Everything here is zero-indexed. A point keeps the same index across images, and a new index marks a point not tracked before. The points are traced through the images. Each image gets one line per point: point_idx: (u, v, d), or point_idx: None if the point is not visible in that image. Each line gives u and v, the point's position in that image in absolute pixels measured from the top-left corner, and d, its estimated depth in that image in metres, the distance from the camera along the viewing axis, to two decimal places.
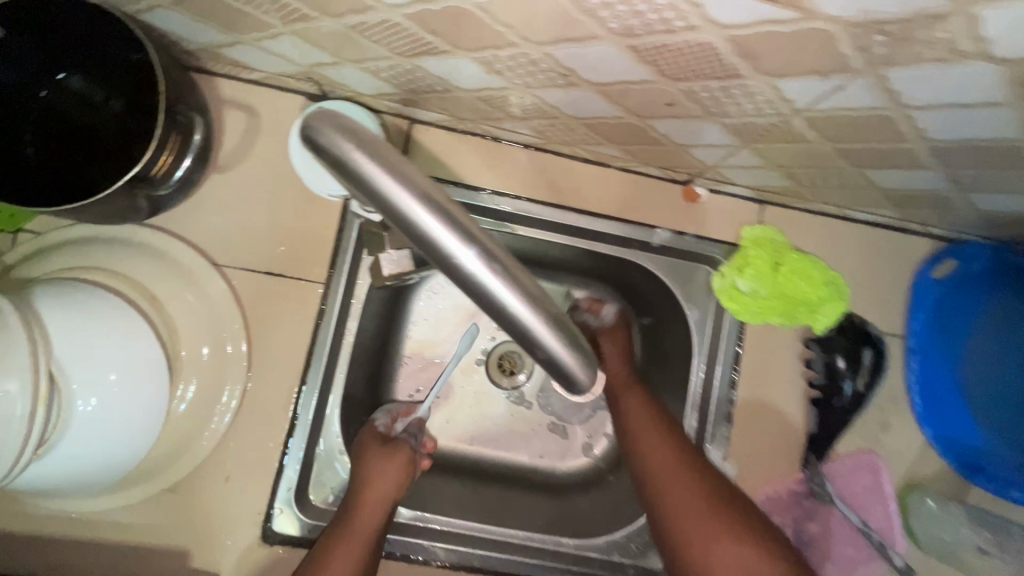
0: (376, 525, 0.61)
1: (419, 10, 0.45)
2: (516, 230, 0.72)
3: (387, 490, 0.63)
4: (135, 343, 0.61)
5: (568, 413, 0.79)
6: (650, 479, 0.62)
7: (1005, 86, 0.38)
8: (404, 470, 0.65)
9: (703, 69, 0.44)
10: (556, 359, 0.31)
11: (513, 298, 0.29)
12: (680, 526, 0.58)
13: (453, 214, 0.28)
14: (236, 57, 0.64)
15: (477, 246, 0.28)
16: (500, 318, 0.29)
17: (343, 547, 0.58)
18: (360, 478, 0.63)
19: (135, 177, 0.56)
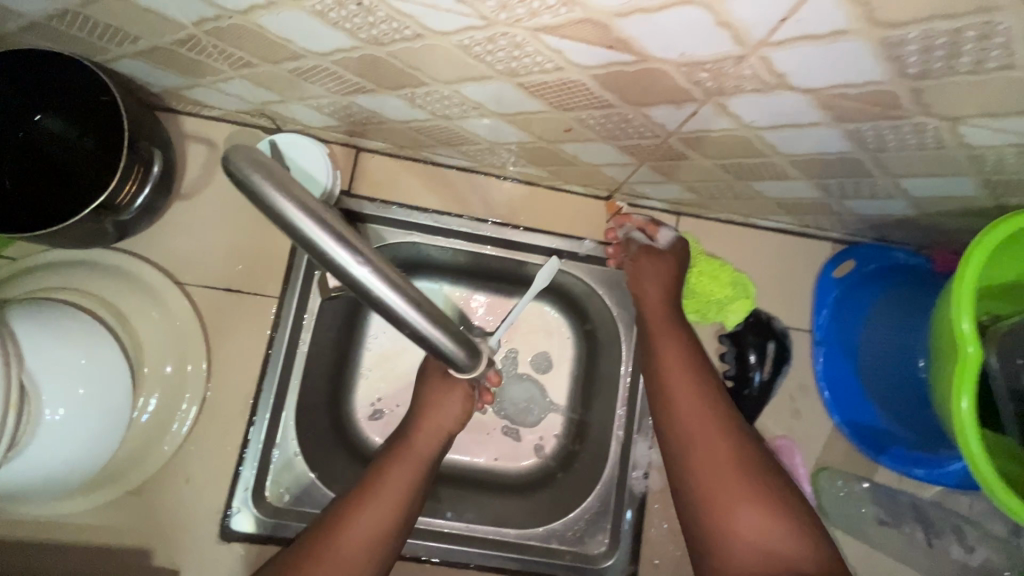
0: (434, 452, 0.64)
1: (342, 57, 0.53)
2: (456, 245, 0.80)
3: (447, 420, 0.66)
4: (101, 356, 0.67)
5: (521, 417, 0.84)
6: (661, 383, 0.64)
7: (816, 109, 0.47)
8: (467, 407, 0.67)
9: (582, 101, 0.53)
10: (436, 345, 0.40)
11: (396, 299, 0.36)
12: (691, 426, 0.60)
13: (344, 235, 0.34)
14: (196, 98, 0.72)
15: (367, 263, 0.35)
16: (388, 316, 0.37)
17: (400, 466, 0.61)
18: (428, 400, 0.66)
19: (102, 205, 0.63)
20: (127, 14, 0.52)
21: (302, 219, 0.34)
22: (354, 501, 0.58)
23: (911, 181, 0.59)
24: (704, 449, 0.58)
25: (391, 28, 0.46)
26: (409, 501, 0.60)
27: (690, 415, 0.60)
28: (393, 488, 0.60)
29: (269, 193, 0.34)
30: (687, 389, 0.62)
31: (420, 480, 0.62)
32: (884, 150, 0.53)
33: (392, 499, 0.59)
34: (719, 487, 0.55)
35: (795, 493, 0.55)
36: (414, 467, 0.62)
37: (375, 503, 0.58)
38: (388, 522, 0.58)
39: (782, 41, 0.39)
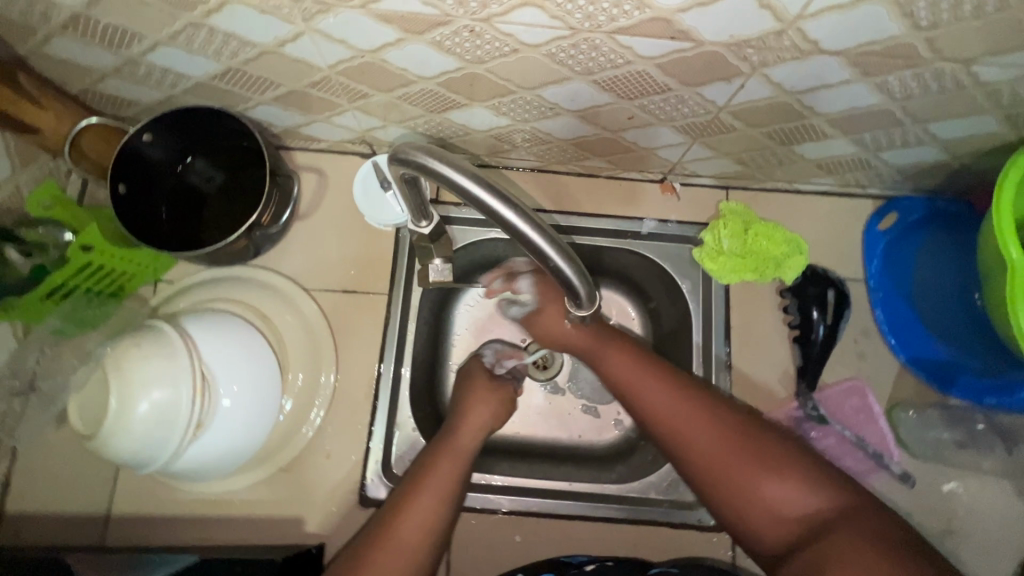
0: (474, 444, 0.74)
1: (447, 78, 0.66)
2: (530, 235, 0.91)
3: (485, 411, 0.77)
4: (256, 351, 0.79)
5: (597, 395, 0.90)
6: (630, 395, 0.70)
7: (847, 68, 0.57)
8: (492, 412, 0.78)
9: (646, 88, 0.64)
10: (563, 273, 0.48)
11: (535, 235, 0.45)
12: (678, 425, 0.66)
13: (496, 187, 0.45)
14: (309, 133, 0.86)
15: (511, 205, 0.45)
16: (528, 248, 0.46)
17: (443, 463, 0.71)
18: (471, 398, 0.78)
19: (252, 223, 0.77)
20: (280, 66, 0.67)
21: (464, 180, 0.45)
22: (406, 497, 0.68)
23: (938, 125, 0.68)
24: (709, 445, 0.64)
25: (493, 46, 0.59)
26: (453, 492, 0.70)
27: (669, 417, 0.66)
28: (439, 481, 0.69)
29: (438, 166, 0.46)
30: (659, 394, 0.68)
31: (461, 474, 0.71)
32: (911, 97, 0.62)
33: (438, 490, 0.69)
34: (738, 475, 0.62)
35: (795, 451, 0.63)
36: (455, 466, 0.71)
37: (423, 497, 0.68)
38: (437, 511, 0.68)
39: (815, 13, 0.49)
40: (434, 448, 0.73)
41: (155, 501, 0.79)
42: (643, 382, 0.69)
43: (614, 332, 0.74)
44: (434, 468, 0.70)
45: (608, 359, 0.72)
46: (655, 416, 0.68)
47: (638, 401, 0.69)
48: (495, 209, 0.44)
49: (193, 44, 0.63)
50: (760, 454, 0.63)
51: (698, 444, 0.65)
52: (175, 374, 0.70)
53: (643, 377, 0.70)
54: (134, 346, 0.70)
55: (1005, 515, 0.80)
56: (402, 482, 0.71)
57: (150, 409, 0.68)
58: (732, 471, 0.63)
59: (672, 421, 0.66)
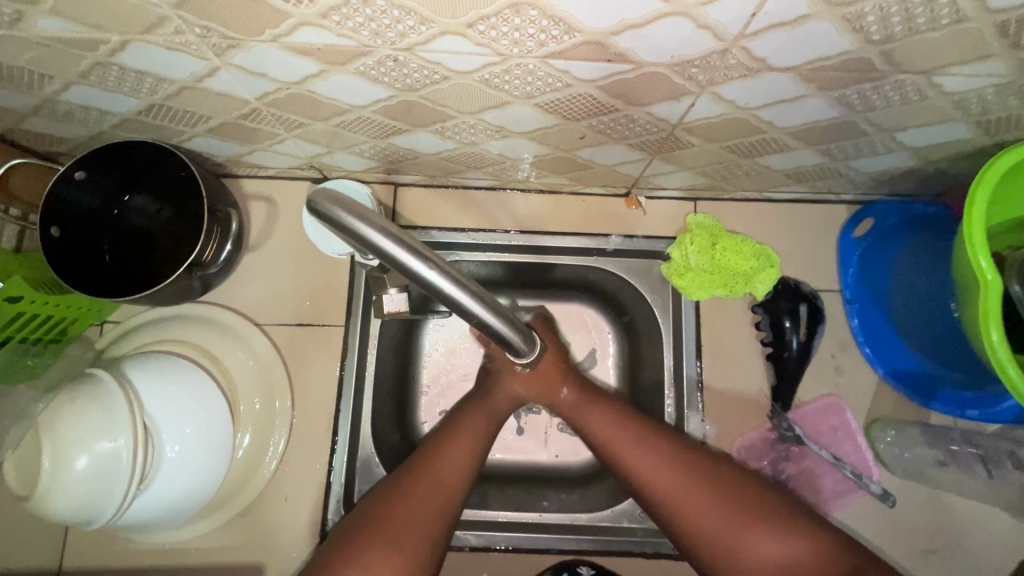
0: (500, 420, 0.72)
1: (381, 106, 0.62)
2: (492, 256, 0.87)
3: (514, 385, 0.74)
4: (204, 395, 0.76)
5: None
6: (612, 457, 0.68)
7: (801, 83, 0.53)
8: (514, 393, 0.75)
9: (592, 109, 0.60)
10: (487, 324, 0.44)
11: (451, 287, 0.41)
12: (670, 492, 0.64)
13: (408, 241, 0.41)
14: (254, 161, 0.82)
15: (423, 258, 0.41)
16: (446, 301, 0.42)
17: (462, 437, 0.69)
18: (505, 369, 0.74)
19: (191, 263, 0.73)
20: (205, 100, 0.63)
21: (376, 236, 0.41)
22: (422, 468, 0.66)
23: (907, 134, 0.64)
24: (697, 505, 0.63)
25: (422, 74, 0.55)
26: (472, 467, 0.67)
27: (658, 483, 0.65)
28: (457, 455, 0.67)
29: (347, 220, 0.41)
30: (643, 454, 0.67)
31: (483, 450, 0.69)
32: (874, 109, 0.58)
33: (458, 462, 0.67)
34: (730, 534, 0.61)
35: (784, 506, 0.62)
36: (473, 439, 0.69)
37: (444, 469, 0.66)
38: (455, 486, 0.66)
39: (758, 32, 0.45)
40: (454, 423, 0.70)
41: (109, 554, 0.76)
42: (625, 445, 0.68)
43: (597, 391, 0.73)
44: (454, 441, 0.68)
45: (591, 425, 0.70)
46: (651, 483, 0.65)
47: (628, 466, 0.67)
48: (406, 263, 0.40)
49: (107, 82, 0.59)
50: (748, 511, 0.61)
51: (698, 507, 0.62)
52: (113, 427, 0.67)
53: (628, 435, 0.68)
54: (70, 402, 0.67)
55: (987, 533, 0.77)
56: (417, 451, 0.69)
57: (88, 465, 0.65)
58: (723, 531, 0.61)
59: (658, 482, 0.65)
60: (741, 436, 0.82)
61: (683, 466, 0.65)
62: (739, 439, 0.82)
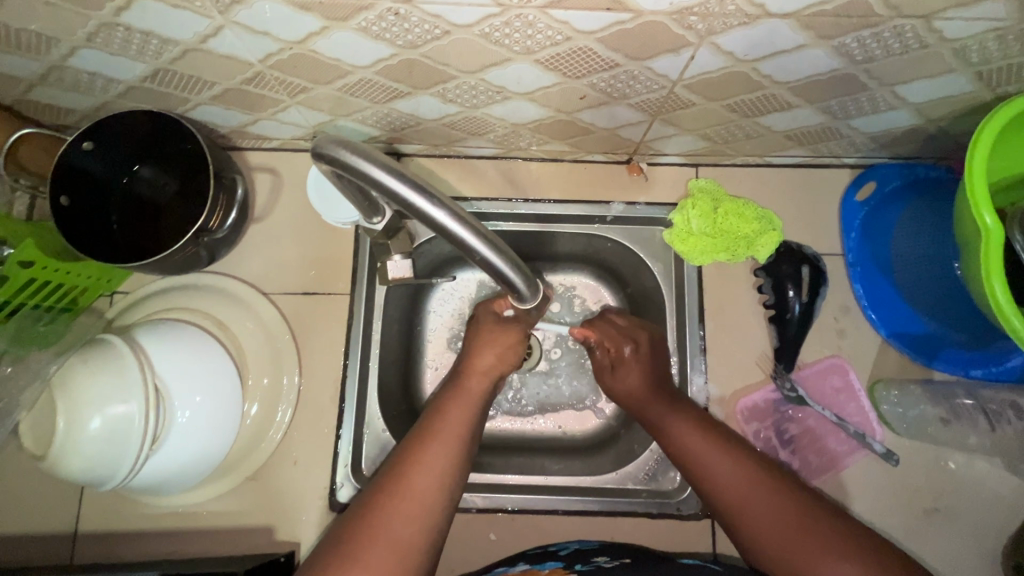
0: (477, 408, 0.72)
1: (382, 66, 0.63)
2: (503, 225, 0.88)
3: (477, 385, 0.74)
4: (214, 361, 0.77)
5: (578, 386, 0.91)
6: (685, 457, 0.70)
7: (800, 31, 0.53)
8: (481, 392, 0.74)
9: (592, 65, 0.60)
10: (495, 266, 0.46)
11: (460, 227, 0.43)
12: (740, 498, 0.66)
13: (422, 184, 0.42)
14: (259, 132, 0.83)
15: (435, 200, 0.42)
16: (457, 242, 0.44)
17: (439, 438, 0.67)
18: (467, 370, 0.75)
19: (198, 230, 0.74)
20: (209, 64, 0.64)
21: (388, 178, 0.42)
22: (400, 479, 0.64)
23: (908, 87, 0.64)
24: (769, 520, 0.63)
25: (424, 30, 0.55)
26: (453, 468, 0.65)
27: (732, 488, 0.66)
28: (436, 457, 0.65)
29: (357, 162, 0.42)
30: (722, 462, 0.68)
31: (463, 448, 0.67)
32: (874, 60, 0.58)
33: (435, 470, 0.64)
34: (797, 548, 0.61)
35: (848, 528, 0.62)
36: (452, 440, 0.67)
37: (419, 475, 0.64)
38: (437, 490, 0.64)
39: None
40: (430, 423, 0.69)
41: (122, 517, 0.78)
42: (703, 449, 0.69)
43: (679, 402, 0.75)
44: (430, 443, 0.66)
45: (669, 427, 0.73)
46: (727, 489, 0.67)
47: (696, 463, 0.69)
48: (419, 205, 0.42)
49: (113, 44, 0.60)
50: (820, 530, 0.61)
51: (770, 521, 0.63)
52: (125, 393, 0.68)
53: (713, 443, 0.70)
54: (82, 365, 0.68)
55: (991, 490, 0.78)
56: (395, 457, 0.67)
57: (102, 426, 0.66)
58: (791, 547, 0.61)
59: (736, 495, 0.66)
60: (744, 399, 0.82)
61: (754, 475, 0.67)
62: (742, 401, 0.82)
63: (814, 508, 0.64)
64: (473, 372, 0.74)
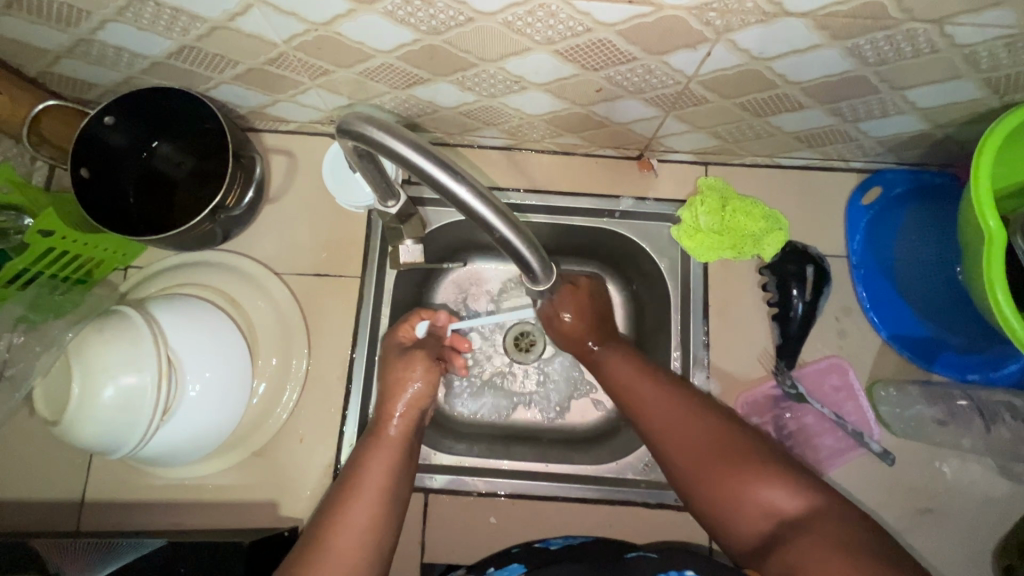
0: (402, 443, 0.71)
1: (405, 51, 0.64)
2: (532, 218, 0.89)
3: (396, 435, 0.72)
4: (225, 337, 0.79)
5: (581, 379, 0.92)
6: (619, 392, 0.73)
7: (815, 31, 0.55)
8: (402, 436, 0.72)
9: (610, 58, 0.62)
10: (508, 239, 0.47)
11: (468, 195, 0.44)
12: (662, 426, 0.68)
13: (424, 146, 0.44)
14: (277, 114, 0.84)
15: (443, 164, 0.44)
16: (470, 212, 0.45)
17: (359, 496, 0.65)
18: (384, 418, 0.73)
19: (215, 207, 0.75)
20: (234, 42, 0.65)
21: (400, 145, 0.44)
22: (321, 539, 0.62)
23: (917, 92, 0.65)
24: (689, 446, 0.65)
25: (448, 16, 0.57)
26: (376, 527, 0.64)
27: (654, 417, 0.69)
28: (356, 517, 0.64)
29: (378, 135, 0.44)
30: (649, 392, 0.70)
31: (383, 509, 0.66)
32: (885, 63, 0.60)
33: (357, 525, 0.63)
34: (710, 472, 0.63)
35: (760, 446, 0.64)
36: (370, 504, 0.65)
37: (343, 533, 0.63)
38: (359, 553, 0.62)
39: None
40: (348, 488, 0.66)
41: (128, 486, 0.79)
42: (636, 383, 0.71)
43: (615, 340, 0.77)
44: (346, 511, 0.64)
45: (604, 360, 0.75)
46: (650, 416, 0.69)
47: (633, 406, 0.71)
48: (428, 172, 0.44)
49: (142, 19, 0.62)
50: (730, 449, 0.63)
51: (688, 445, 0.65)
52: (138, 364, 0.69)
53: (643, 375, 0.72)
54: (97, 333, 0.69)
55: (984, 492, 0.79)
56: (309, 532, 0.64)
57: (115, 395, 0.68)
58: (705, 469, 0.63)
59: (660, 422, 0.68)
60: (745, 394, 0.84)
61: (686, 409, 0.68)
62: (743, 397, 0.84)
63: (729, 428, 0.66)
64: (390, 420, 0.73)
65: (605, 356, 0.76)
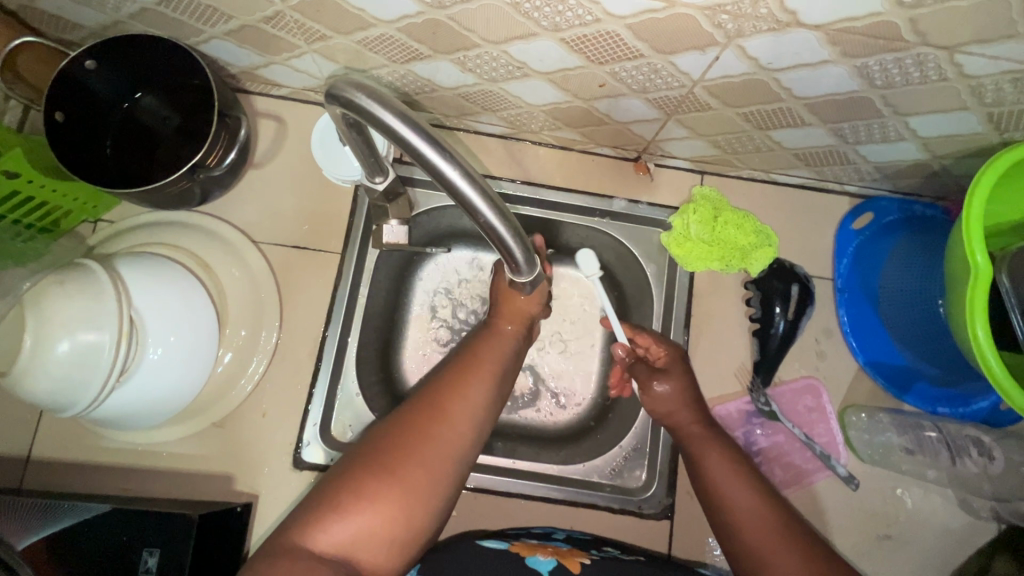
0: (517, 339, 0.72)
1: (406, 23, 0.62)
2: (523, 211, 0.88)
3: (511, 330, 0.72)
4: (194, 301, 0.76)
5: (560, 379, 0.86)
6: (711, 481, 0.69)
7: (825, 47, 0.54)
8: (516, 337, 0.72)
9: (617, 52, 0.60)
10: (493, 226, 0.45)
11: (456, 177, 0.42)
12: (754, 524, 0.64)
13: (413, 118, 0.42)
14: (269, 76, 0.81)
15: (431, 140, 0.42)
16: (454, 193, 0.43)
17: (478, 377, 0.64)
18: (502, 314, 0.73)
19: (195, 165, 0.72)
20: None
21: (389, 116, 0.41)
22: (441, 404, 0.61)
23: (919, 120, 0.65)
24: (778, 551, 0.61)
25: None
26: (488, 412, 0.63)
27: (746, 513, 0.65)
28: (477, 396, 0.63)
29: (366, 102, 0.42)
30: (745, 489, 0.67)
31: (497, 392, 0.65)
32: (892, 86, 0.59)
33: (476, 404, 0.62)
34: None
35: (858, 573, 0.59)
36: (488, 382, 0.65)
37: (462, 405, 0.61)
38: (474, 429, 0.61)
39: None
40: (470, 364, 0.66)
41: (78, 447, 0.76)
42: (729, 478, 0.68)
43: (716, 431, 0.74)
44: (468, 382, 0.63)
45: (702, 451, 0.72)
46: (739, 511, 0.65)
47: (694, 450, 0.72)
48: (417, 146, 0.41)
49: None
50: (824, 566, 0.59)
51: (778, 550, 0.61)
52: (99, 322, 0.66)
53: (739, 471, 0.69)
54: (58, 285, 0.66)
55: (941, 524, 0.80)
56: (425, 393, 0.63)
57: (70, 351, 0.64)
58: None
59: (750, 522, 0.64)
60: (718, 407, 0.83)
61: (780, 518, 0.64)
62: (716, 410, 0.83)
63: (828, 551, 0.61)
64: (507, 319, 0.73)
65: (702, 443, 0.72)
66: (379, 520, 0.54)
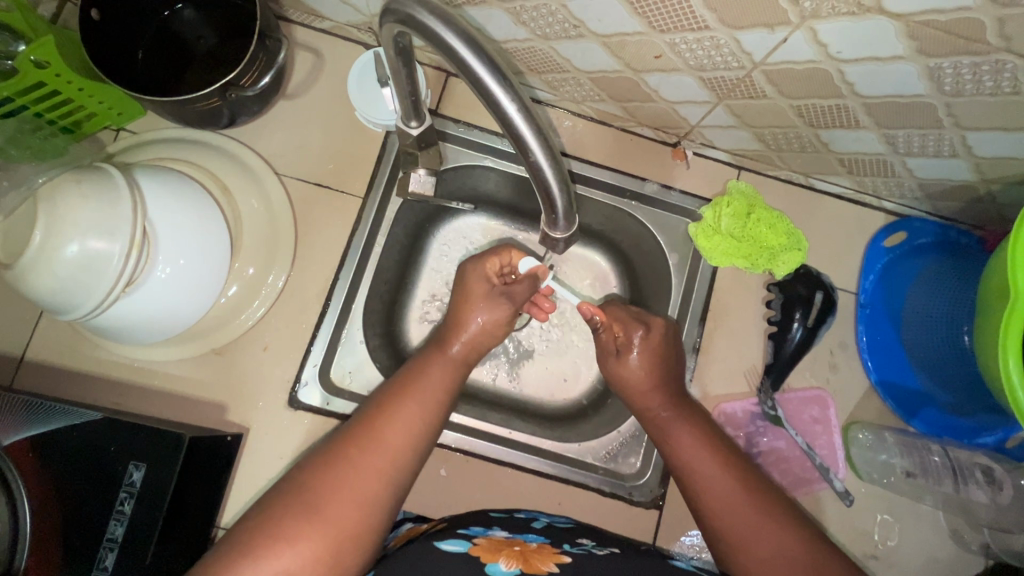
0: (469, 358, 0.72)
1: None
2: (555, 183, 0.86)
3: (459, 354, 0.71)
4: (210, 226, 0.73)
5: (557, 361, 0.85)
6: (680, 464, 0.70)
7: (899, 40, 0.52)
8: (463, 362, 0.71)
9: (680, 21, 0.58)
10: (540, 167, 0.47)
11: (514, 112, 0.43)
12: (729, 510, 0.64)
13: (476, 41, 0.41)
14: (313, 6, 0.79)
15: (495, 71, 0.41)
16: (508, 127, 0.44)
17: (411, 406, 0.64)
18: (451, 338, 0.71)
19: (227, 82, 0.69)
20: None
21: (453, 40, 0.40)
22: (371, 433, 0.61)
23: (978, 136, 0.63)
24: (762, 544, 0.61)
25: None
26: (422, 436, 0.63)
27: (720, 495, 0.65)
28: (407, 422, 0.63)
29: (427, 19, 0.40)
30: (711, 468, 0.67)
31: (434, 419, 0.65)
32: (960, 94, 0.57)
33: (405, 438, 0.62)
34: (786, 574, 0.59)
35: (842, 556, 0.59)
36: (423, 406, 0.64)
37: (392, 435, 0.61)
38: (401, 455, 0.61)
39: None
40: (406, 388, 0.66)
41: (76, 356, 0.75)
42: (702, 461, 0.68)
43: (684, 405, 0.74)
44: (400, 409, 0.63)
45: (675, 431, 0.72)
46: (713, 498, 0.66)
47: (697, 479, 0.67)
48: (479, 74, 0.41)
49: None
50: (798, 549, 0.60)
51: (761, 543, 0.61)
52: (110, 233, 0.64)
53: (708, 450, 0.69)
54: (74, 184, 0.64)
55: (928, 551, 0.80)
56: (356, 423, 0.63)
57: (78, 254, 0.62)
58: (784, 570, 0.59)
59: (725, 513, 0.64)
60: (722, 406, 0.82)
61: (753, 496, 0.64)
62: (720, 408, 0.82)
63: (801, 526, 0.62)
64: (456, 340, 0.71)
65: (670, 422, 0.73)
66: (298, 562, 0.52)
